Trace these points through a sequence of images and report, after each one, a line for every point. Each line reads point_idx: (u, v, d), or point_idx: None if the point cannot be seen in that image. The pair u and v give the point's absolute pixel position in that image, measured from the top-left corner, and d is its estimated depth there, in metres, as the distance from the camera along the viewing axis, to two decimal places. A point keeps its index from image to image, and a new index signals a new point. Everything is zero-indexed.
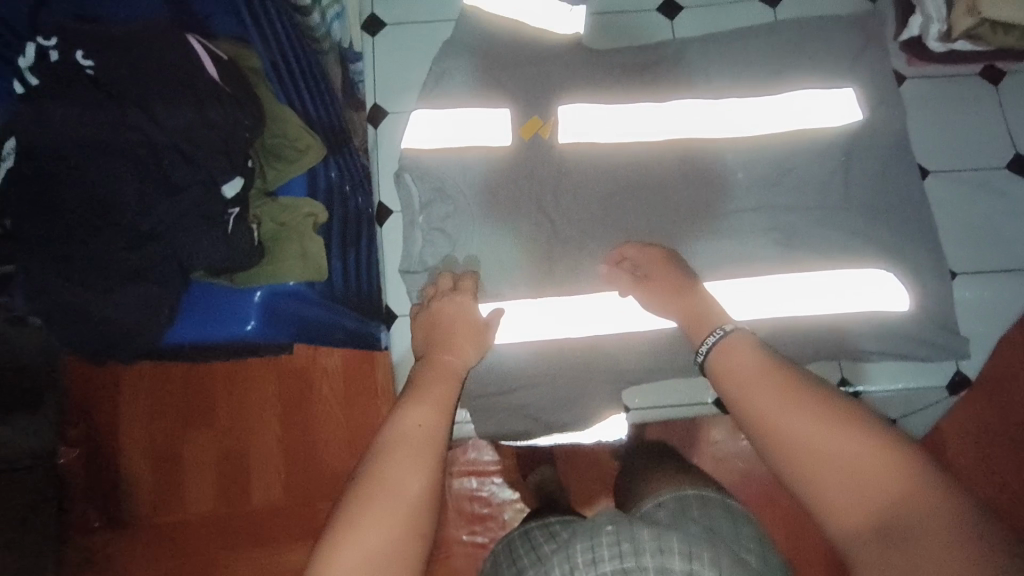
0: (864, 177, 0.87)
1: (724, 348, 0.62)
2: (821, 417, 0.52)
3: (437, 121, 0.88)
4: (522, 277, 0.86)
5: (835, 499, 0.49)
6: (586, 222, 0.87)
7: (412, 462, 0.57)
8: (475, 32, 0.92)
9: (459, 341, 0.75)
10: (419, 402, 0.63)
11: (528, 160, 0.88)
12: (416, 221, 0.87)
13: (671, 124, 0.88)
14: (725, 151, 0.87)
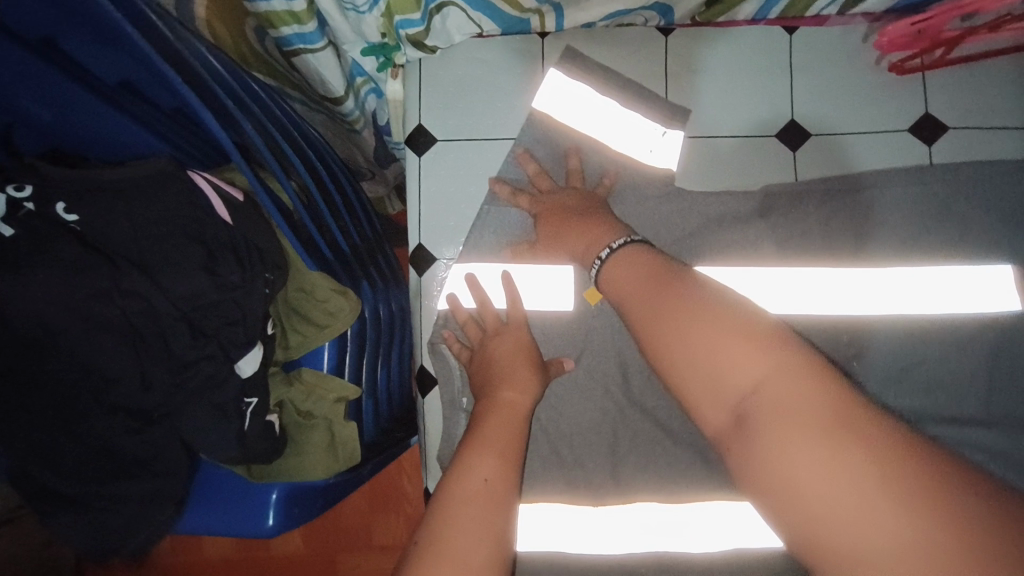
0: (1018, 382, 0.69)
1: (611, 268, 0.56)
2: (693, 310, 0.47)
3: (492, 276, 0.72)
4: (583, 477, 0.71)
5: (697, 385, 0.46)
6: (663, 413, 0.71)
7: (478, 519, 0.46)
8: (545, 156, 0.74)
9: (517, 373, 0.61)
10: (482, 453, 0.51)
11: (598, 329, 0.73)
12: (460, 402, 0.71)
13: (784, 295, 0.70)
14: (844, 333, 0.70)
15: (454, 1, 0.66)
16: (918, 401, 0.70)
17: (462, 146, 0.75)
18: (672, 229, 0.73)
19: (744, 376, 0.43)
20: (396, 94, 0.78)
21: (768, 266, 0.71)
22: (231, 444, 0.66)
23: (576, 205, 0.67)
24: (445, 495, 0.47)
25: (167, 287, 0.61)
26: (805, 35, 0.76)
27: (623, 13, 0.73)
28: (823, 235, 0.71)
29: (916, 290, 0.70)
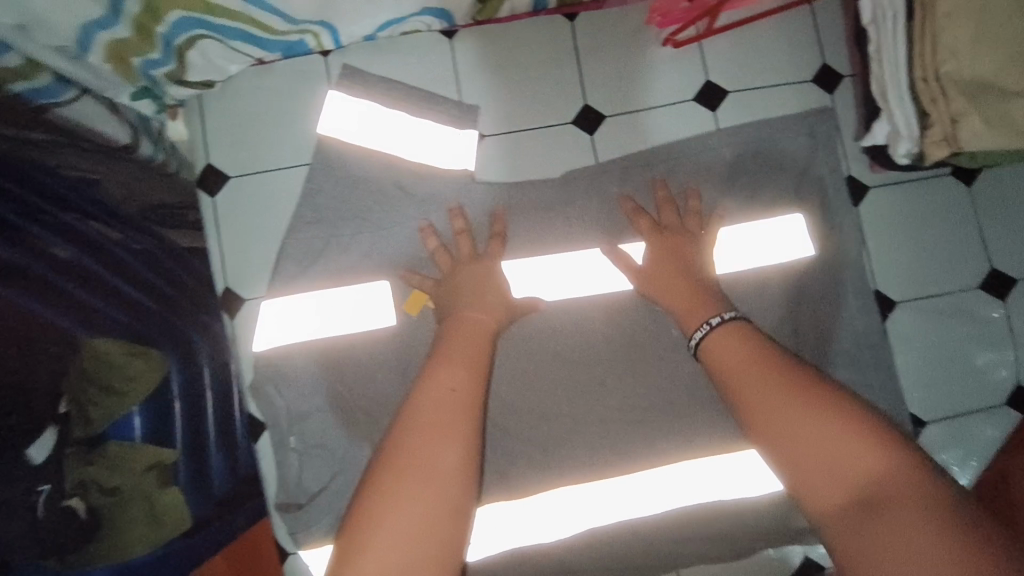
0: (816, 321, 0.74)
1: (717, 340, 0.58)
2: (820, 398, 0.49)
3: (302, 309, 0.72)
4: None
5: (812, 473, 0.47)
6: (503, 406, 0.73)
7: (445, 425, 0.50)
8: (342, 175, 0.72)
9: (491, 299, 0.63)
10: (451, 363, 0.55)
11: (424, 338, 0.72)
12: (288, 439, 0.72)
13: (590, 278, 0.74)
14: (655, 300, 0.74)
15: (205, 36, 0.62)
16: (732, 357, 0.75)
17: (257, 181, 0.73)
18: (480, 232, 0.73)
19: (859, 465, 0.45)
20: (181, 135, 0.73)
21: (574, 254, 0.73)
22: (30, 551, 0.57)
23: (677, 247, 0.69)
24: (413, 402, 0.52)
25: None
26: (586, 20, 0.77)
27: (399, 22, 0.71)
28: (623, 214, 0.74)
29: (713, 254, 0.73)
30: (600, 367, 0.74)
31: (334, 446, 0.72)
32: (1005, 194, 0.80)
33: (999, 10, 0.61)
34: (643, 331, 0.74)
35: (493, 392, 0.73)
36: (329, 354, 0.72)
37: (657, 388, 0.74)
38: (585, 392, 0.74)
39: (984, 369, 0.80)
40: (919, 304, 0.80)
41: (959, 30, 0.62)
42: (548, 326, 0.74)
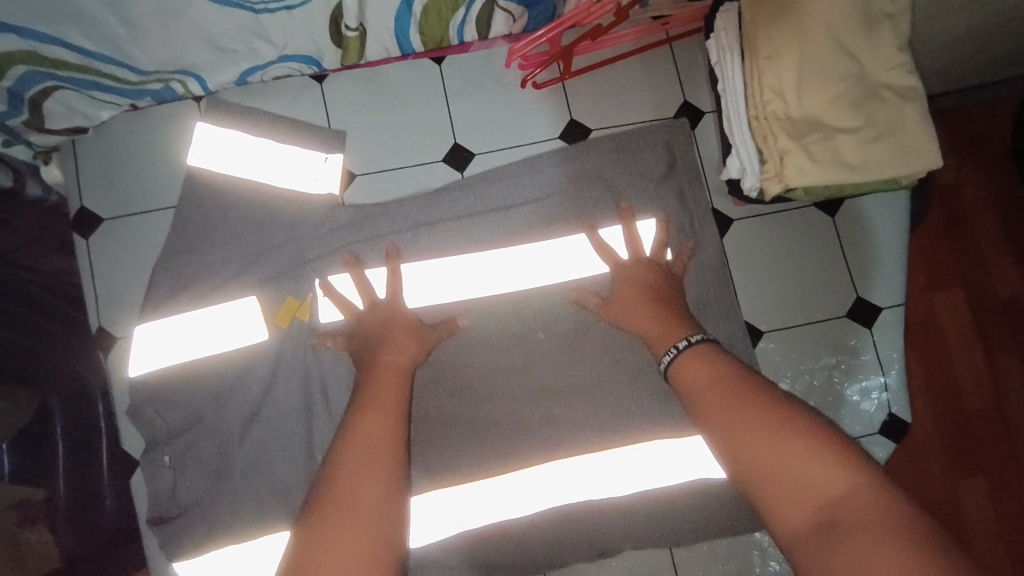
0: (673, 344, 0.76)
1: (683, 362, 0.55)
2: (788, 418, 0.46)
3: (168, 332, 0.73)
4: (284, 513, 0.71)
5: (779, 495, 0.44)
6: None
7: (373, 474, 0.49)
8: (209, 211, 0.74)
9: (400, 339, 0.64)
10: (372, 411, 0.54)
11: (287, 360, 0.73)
12: (161, 460, 0.71)
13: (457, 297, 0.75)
14: (520, 323, 0.75)
15: (59, 84, 0.66)
16: (597, 385, 0.75)
17: (128, 221, 0.75)
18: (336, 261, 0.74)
19: (826, 488, 0.42)
20: (56, 178, 0.76)
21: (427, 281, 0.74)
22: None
23: (625, 292, 0.67)
24: (341, 454, 0.50)
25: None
26: (453, 63, 0.81)
27: (264, 68, 0.74)
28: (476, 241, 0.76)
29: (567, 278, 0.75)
30: (462, 396, 0.74)
31: (190, 477, 0.72)
32: (864, 222, 0.82)
33: (812, 53, 0.67)
34: (508, 358, 0.75)
35: None
36: (187, 391, 0.72)
37: (521, 416, 0.74)
38: (451, 421, 0.74)
39: (855, 399, 0.79)
40: (789, 332, 0.79)
41: (783, 72, 0.67)
42: None
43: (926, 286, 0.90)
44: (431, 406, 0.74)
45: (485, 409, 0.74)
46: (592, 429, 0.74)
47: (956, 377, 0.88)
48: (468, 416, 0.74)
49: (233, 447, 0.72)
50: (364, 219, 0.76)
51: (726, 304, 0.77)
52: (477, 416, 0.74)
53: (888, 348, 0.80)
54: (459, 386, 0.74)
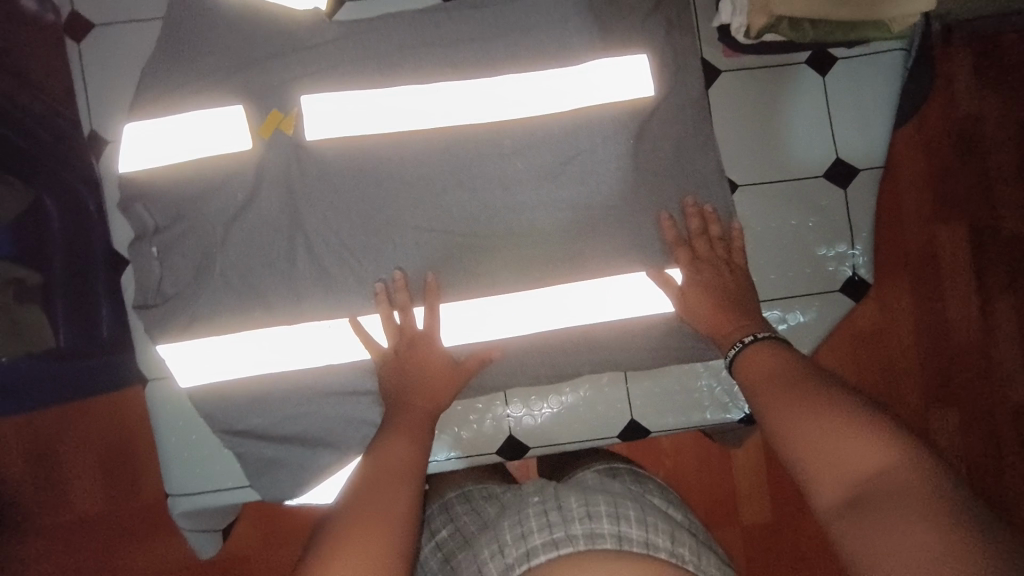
0: (648, 182, 0.79)
1: (750, 356, 0.66)
2: (834, 406, 0.53)
3: (156, 132, 0.77)
4: (272, 307, 0.79)
5: (819, 470, 0.51)
6: (352, 245, 0.79)
7: (393, 478, 0.63)
8: (208, 28, 0.78)
9: (433, 386, 0.76)
10: (399, 433, 0.69)
11: (283, 175, 0.79)
12: (149, 249, 0.78)
13: (440, 123, 0.78)
14: (505, 158, 0.79)
15: None
16: (573, 235, 0.79)
17: (126, 33, 0.80)
18: (332, 103, 0.78)
19: (863, 463, 0.48)
20: None
21: (417, 127, 0.78)
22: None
23: (706, 280, 0.75)
24: (371, 461, 0.66)
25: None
26: None
27: None
28: (462, 83, 0.79)
29: (548, 128, 0.79)
30: (442, 232, 0.80)
31: (181, 265, 0.78)
32: (854, 87, 0.82)
33: None
34: (490, 188, 0.79)
35: (347, 238, 0.79)
36: (180, 197, 0.77)
37: (495, 248, 0.80)
38: (432, 245, 0.80)
39: (825, 255, 0.81)
40: (758, 189, 0.81)
41: None
42: (393, 183, 0.79)
43: (930, 222, 1.12)
44: (415, 232, 0.80)
45: (468, 238, 0.80)
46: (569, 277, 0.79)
47: (947, 280, 1.13)
48: (454, 245, 0.80)
49: (231, 253, 0.78)
50: (357, 56, 0.79)
51: (702, 161, 0.80)
52: (459, 246, 0.80)
53: (859, 213, 0.81)
54: (446, 214, 0.79)
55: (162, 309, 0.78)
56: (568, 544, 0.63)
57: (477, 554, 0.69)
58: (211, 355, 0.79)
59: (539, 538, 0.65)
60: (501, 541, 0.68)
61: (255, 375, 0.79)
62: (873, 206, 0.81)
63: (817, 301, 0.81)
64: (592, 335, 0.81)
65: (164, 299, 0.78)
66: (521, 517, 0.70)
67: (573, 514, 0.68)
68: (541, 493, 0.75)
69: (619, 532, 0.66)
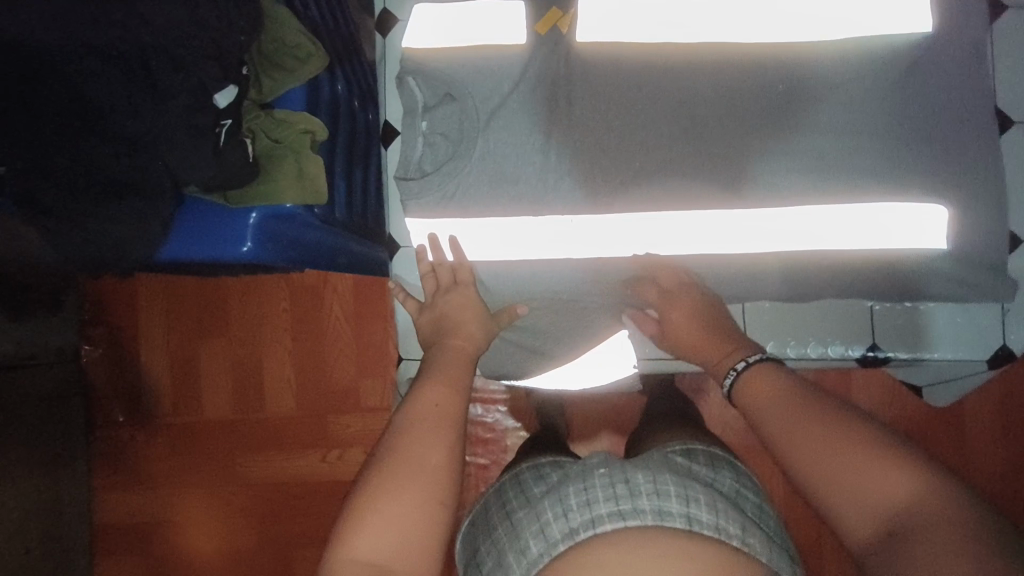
0: (919, 112, 0.78)
1: (750, 378, 0.72)
2: (844, 445, 0.59)
3: (446, 14, 0.82)
4: (524, 194, 0.82)
5: (848, 507, 0.57)
6: (606, 145, 0.82)
7: (429, 432, 0.68)
8: None
9: (466, 324, 0.82)
10: (434, 381, 0.73)
11: (552, 69, 0.82)
12: (418, 125, 0.82)
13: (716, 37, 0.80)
14: (773, 78, 0.80)
15: None
16: (785, 159, 0.79)
17: None
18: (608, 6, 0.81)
19: (888, 500, 0.55)
20: None
21: (684, 40, 0.80)
22: (240, 170, 0.78)
23: (673, 316, 0.83)
24: (408, 409, 0.70)
25: (147, 16, 0.66)
26: None
27: None
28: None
29: (817, 52, 0.79)
30: (700, 144, 0.80)
31: (440, 144, 0.82)
32: None
33: None
34: (751, 104, 0.80)
35: (601, 138, 0.82)
36: (455, 78, 0.81)
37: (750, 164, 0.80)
38: (683, 154, 0.80)
39: None
40: (1017, 136, 0.83)
41: None
42: (656, 89, 0.81)
43: None
44: (670, 140, 0.81)
45: (721, 149, 0.80)
46: (824, 202, 0.78)
47: None
48: (707, 157, 0.80)
49: (492, 137, 0.82)
50: None
51: (976, 99, 0.78)
52: (711, 159, 0.80)
53: None
54: (702, 124, 0.81)
55: (419, 185, 0.82)
56: (634, 517, 0.69)
57: (542, 513, 0.78)
58: (469, 236, 0.84)
59: (603, 507, 0.72)
60: (565, 505, 0.75)
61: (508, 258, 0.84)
62: None
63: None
64: (849, 257, 0.78)
65: (423, 176, 0.82)
66: (585, 485, 0.77)
67: (639, 489, 0.74)
68: (607, 466, 0.81)
69: (688, 512, 0.71)
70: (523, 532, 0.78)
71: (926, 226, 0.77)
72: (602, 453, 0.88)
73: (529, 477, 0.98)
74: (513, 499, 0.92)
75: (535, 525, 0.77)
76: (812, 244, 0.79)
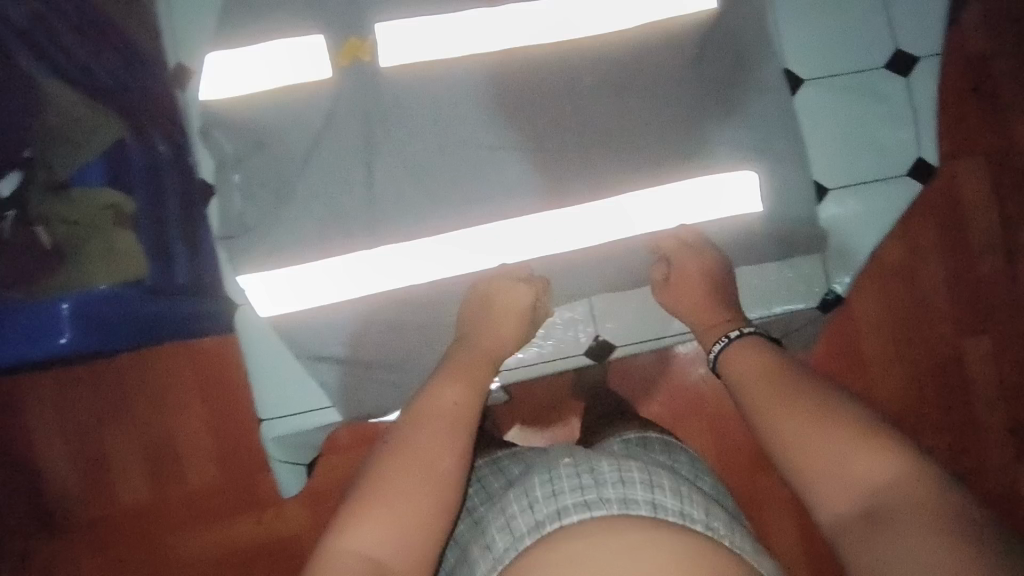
0: (716, 84, 0.81)
1: (732, 353, 0.76)
2: (841, 432, 0.60)
3: (236, 62, 0.78)
4: (357, 230, 0.81)
5: (813, 472, 0.60)
6: (427, 166, 0.82)
7: (441, 437, 0.69)
8: None
9: (503, 321, 0.80)
10: (455, 379, 0.74)
11: (360, 100, 0.81)
12: (231, 178, 0.81)
13: (514, 42, 0.81)
14: (576, 75, 0.81)
15: None
16: (626, 149, 0.81)
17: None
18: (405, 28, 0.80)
19: (857, 472, 0.57)
20: None
21: (487, 52, 0.81)
22: (39, 260, 0.75)
23: (684, 286, 0.80)
24: (417, 406, 0.72)
25: None
26: None
27: None
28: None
29: (616, 44, 0.81)
30: (520, 151, 0.82)
31: (259, 195, 0.81)
32: None
33: None
34: (561, 103, 0.82)
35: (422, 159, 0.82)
36: (261, 125, 0.79)
37: (568, 163, 0.82)
38: (503, 162, 0.82)
39: (900, 140, 0.80)
40: (822, 81, 0.80)
41: None
42: (465, 102, 0.81)
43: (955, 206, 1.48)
44: (488, 151, 0.82)
45: (538, 151, 0.82)
46: (640, 187, 0.81)
47: (984, 285, 1.50)
48: (526, 160, 0.82)
49: (310, 179, 0.81)
50: None
51: (768, 65, 0.80)
52: (530, 162, 0.82)
53: (922, 100, 0.80)
54: (515, 127, 0.82)
55: (243, 241, 0.80)
56: (600, 506, 0.73)
57: (508, 509, 0.79)
58: (298, 284, 0.81)
59: (569, 498, 0.75)
60: (531, 499, 0.78)
61: (345, 298, 0.82)
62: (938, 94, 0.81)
63: (881, 188, 0.81)
64: (674, 235, 0.81)
65: (245, 231, 0.80)
66: (551, 477, 0.80)
67: (604, 479, 0.78)
68: (573, 456, 0.85)
69: (654, 499, 0.75)
70: (488, 527, 0.80)
71: (738, 195, 0.81)
72: (564, 445, 0.93)
73: (486, 471, 0.98)
74: (475, 495, 0.92)
75: (499, 520, 0.79)
76: (639, 229, 0.82)
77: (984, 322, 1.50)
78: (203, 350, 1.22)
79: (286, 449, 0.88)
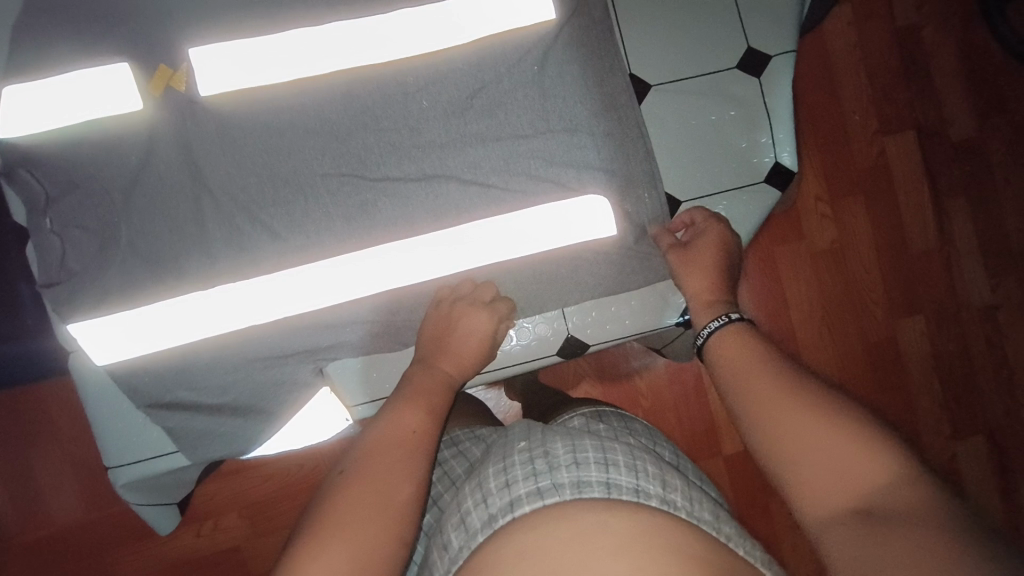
0: (555, 96, 0.78)
1: (726, 330, 0.70)
2: (838, 424, 0.54)
3: (38, 96, 0.74)
4: (191, 266, 0.77)
5: (801, 469, 0.54)
6: (258, 196, 0.77)
7: (398, 467, 0.62)
8: None
9: (466, 355, 0.78)
10: (412, 406, 0.69)
11: (178, 129, 0.76)
12: (44, 224, 0.76)
13: (339, 61, 0.76)
14: (409, 93, 0.77)
15: None
16: (467, 169, 0.78)
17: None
18: (223, 55, 0.75)
19: (860, 473, 0.51)
20: None
21: (310, 73, 0.76)
22: None
23: (697, 251, 0.78)
24: (376, 437, 0.66)
25: None
26: None
27: None
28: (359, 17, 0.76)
29: (451, 60, 0.77)
30: (356, 176, 0.77)
31: (81, 238, 0.77)
32: None
33: None
34: (395, 123, 0.77)
35: (252, 189, 0.77)
36: (73, 163, 0.75)
37: (408, 190, 0.78)
38: (341, 189, 0.77)
39: (746, 146, 0.83)
40: (673, 88, 0.83)
41: None
42: (291, 126, 0.76)
43: (883, 129, 1.30)
44: (324, 178, 0.77)
45: (376, 175, 0.78)
46: (481, 217, 0.78)
47: (929, 207, 1.31)
48: (364, 187, 0.78)
49: (132, 217, 0.76)
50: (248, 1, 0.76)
51: (610, 79, 0.79)
52: (368, 188, 0.78)
53: (776, 101, 0.83)
54: (345, 149, 0.77)
55: (68, 286, 0.76)
56: (554, 494, 0.59)
57: (462, 503, 0.66)
58: (129, 328, 0.77)
59: (524, 487, 0.62)
60: (486, 490, 0.65)
61: (183, 341, 0.78)
62: (788, 98, 0.83)
63: (739, 195, 0.84)
64: (524, 263, 0.79)
65: (69, 275, 0.76)
66: (505, 466, 0.66)
67: (559, 462, 0.64)
68: (528, 437, 0.72)
69: (608, 479, 0.61)
70: (445, 526, 0.66)
71: (583, 220, 0.79)
72: (526, 422, 0.80)
73: (447, 453, 0.87)
74: (438, 481, 0.82)
75: (455, 517, 0.65)
76: (486, 258, 0.79)
77: (919, 305, 1.31)
78: (56, 390, 1.13)
79: (140, 491, 0.86)
